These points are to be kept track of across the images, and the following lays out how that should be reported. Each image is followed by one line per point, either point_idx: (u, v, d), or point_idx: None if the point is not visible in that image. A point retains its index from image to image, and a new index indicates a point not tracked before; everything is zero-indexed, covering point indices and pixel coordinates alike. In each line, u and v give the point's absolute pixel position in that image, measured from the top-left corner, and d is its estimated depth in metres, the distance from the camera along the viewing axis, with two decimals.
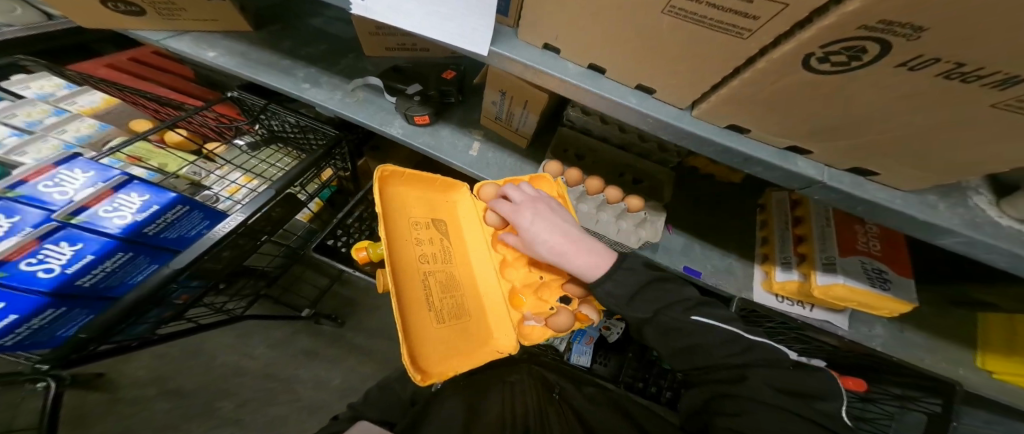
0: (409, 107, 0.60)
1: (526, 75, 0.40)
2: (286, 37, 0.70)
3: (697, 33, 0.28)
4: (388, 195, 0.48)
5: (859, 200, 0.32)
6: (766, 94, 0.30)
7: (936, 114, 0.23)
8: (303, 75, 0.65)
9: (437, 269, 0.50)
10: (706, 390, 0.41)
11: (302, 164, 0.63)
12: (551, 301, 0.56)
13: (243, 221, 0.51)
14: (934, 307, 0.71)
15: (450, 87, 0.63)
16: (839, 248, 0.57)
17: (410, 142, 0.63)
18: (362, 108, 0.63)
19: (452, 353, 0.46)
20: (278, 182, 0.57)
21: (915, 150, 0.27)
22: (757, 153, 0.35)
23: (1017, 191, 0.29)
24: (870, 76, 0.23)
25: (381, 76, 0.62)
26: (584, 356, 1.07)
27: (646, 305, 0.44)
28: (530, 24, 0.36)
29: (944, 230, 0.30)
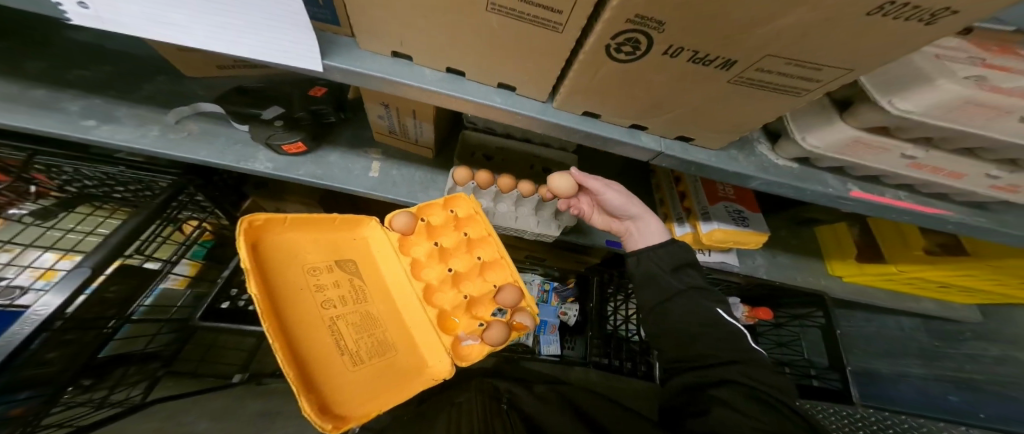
0: (272, 135, 0.54)
1: (382, 85, 0.38)
2: (41, 60, 0.57)
3: (523, 32, 0.29)
4: (268, 248, 0.43)
5: (689, 163, 0.37)
6: (595, 84, 0.32)
7: (704, 91, 0.28)
8: (78, 109, 0.52)
9: (347, 312, 0.46)
10: (697, 374, 0.47)
11: (133, 221, 0.52)
12: (484, 316, 0.55)
13: (62, 305, 0.41)
14: (789, 230, 0.87)
15: (324, 105, 0.58)
16: (708, 199, 0.67)
17: (287, 175, 0.57)
18: (203, 144, 0.55)
19: (377, 393, 0.42)
20: (92, 255, 0.46)
21: (705, 120, 0.32)
22: (611, 134, 0.39)
23: (780, 138, 0.39)
24: (652, 64, 0.26)
25: (221, 101, 0.54)
26: (552, 345, 1.10)
27: (682, 278, 0.53)
28: (366, 32, 0.34)
29: (747, 176, 0.37)
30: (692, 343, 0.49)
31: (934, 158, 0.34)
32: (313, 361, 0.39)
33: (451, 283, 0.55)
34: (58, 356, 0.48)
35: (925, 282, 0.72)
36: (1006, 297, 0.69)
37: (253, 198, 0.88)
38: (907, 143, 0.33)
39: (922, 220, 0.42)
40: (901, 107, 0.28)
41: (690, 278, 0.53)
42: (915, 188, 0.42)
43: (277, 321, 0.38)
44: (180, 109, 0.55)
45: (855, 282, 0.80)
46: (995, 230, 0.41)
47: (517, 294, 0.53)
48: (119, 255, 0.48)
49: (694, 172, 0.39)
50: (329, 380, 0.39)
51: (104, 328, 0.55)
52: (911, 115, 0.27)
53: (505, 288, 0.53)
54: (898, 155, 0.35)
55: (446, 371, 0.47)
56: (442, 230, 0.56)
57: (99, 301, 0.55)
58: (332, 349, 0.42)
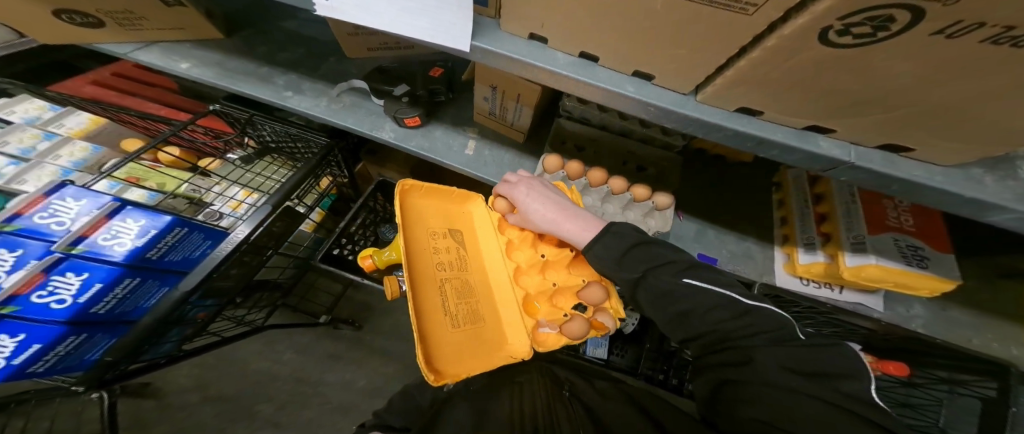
0: (398, 110, 0.59)
1: (513, 68, 0.37)
2: (259, 41, 0.71)
3: (701, 13, 0.24)
4: (406, 206, 0.50)
5: (891, 180, 0.29)
6: (775, 74, 0.26)
7: (976, 84, 0.20)
8: (283, 82, 0.65)
9: (452, 276, 0.50)
10: (718, 368, 0.37)
11: (300, 173, 0.64)
12: (565, 308, 0.54)
13: (246, 236, 0.53)
14: (978, 280, 0.66)
15: (438, 85, 0.61)
16: (868, 226, 0.53)
17: (403, 146, 0.62)
18: (351, 114, 0.63)
19: (465, 357, 0.45)
20: (275, 195, 0.59)
21: (954, 123, 0.24)
22: (774, 136, 0.32)
23: None
24: (898, 48, 0.20)
25: (365, 79, 0.60)
26: (599, 348, 1.05)
27: (636, 264, 0.42)
28: (514, 14, 0.34)
29: (993, 206, 0.27)
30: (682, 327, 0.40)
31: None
32: (425, 313, 0.44)
33: (539, 269, 0.54)
34: (236, 273, 0.63)
35: None
36: None
37: (364, 162, 1.04)
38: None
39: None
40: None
41: (651, 258, 0.42)
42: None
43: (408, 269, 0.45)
44: (342, 84, 0.63)
45: None
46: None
47: (603, 293, 0.51)
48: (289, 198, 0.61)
49: (888, 191, 0.31)
50: (435, 334, 0.43)
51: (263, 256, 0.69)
52: None
53: (591, 286, 0.51)
54: None
55: (525, 352, 0.48)
56: None
57: (268, 233, 0.67)
58: (439, 306, 0.46)
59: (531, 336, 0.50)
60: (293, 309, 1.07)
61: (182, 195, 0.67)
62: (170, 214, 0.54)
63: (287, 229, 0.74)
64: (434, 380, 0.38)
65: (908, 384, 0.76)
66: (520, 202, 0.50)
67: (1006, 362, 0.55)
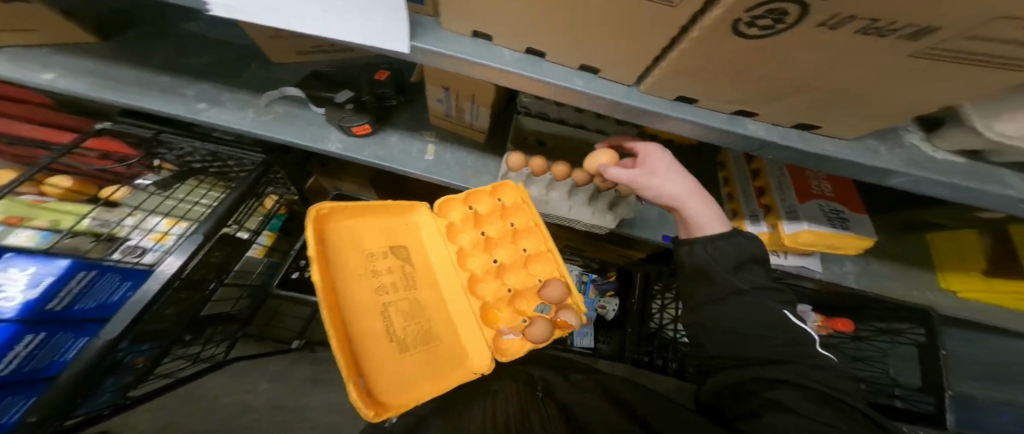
0: (344, 117, 0.53)
1: (456, 68, 0.36)
2: (165, 48, 0.64)
3: (629, 8, 0.25)
4: (329, 233, 0.50)
5: (810, 156, 0.32)
6: (703, 65, 0.28)
7: (861, 68, 0.22)
8: (193, 93, 0.59)
9: (397, 299, 0.51)
10: (745, 372, 0.41)
11: (234, 193, 0.59)
12: (526, 311, 0.57)
13: (180, 268, 0.48)
14: (889, 236, 0.75)
15: (388, 88, 0.55)
16: (797, 195, 0.59)
17: (354, 157, 0.57)
18: (286, 125, 0.57)
19: (417, 380, 0.46)
20: (205, 223, 0.54)
21: (853, 102, 0.26)
22: (708, 122, 0.34)
23: (944, 125, 0.30)
24: (796, 39, 0.22)
25: (300, 86, 0.56)
26: (585, 338, 1.11)
27: (742, 278, 0.44)
28: (451, 11, 0.32)
29: (889, 171, 0.30)
30: (739, 342, 0.42)
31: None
32: (364, 342, 0.45)
33: (494, 275, 0.57)
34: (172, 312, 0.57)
35: None
36: None
37: (316, 176, 0.98)
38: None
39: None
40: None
41: (754, 279, 0.45)
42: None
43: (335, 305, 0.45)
44: (270, 92, 0.57)
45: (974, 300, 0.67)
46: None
47: (563, 289, 0.53)
48: (223, 224, 0.55)
49: (809, 165, 0.34)
50: (377, 365, 0.44)
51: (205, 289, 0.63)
52: None
53: (551, 284, 0.53)
54: None
55: (486, 367, 0.49)
56: (488, 219, 0.58)
57: (205, 264, 0.61)
58: (382, 333, 0.47)
59: (493, 347, 0.52)
60: (257, 340, 0.99)
61: (84, 232, 0.59)
62: (67, 257, 0.47)
63: (226, 259, 0.67)
64: (372, 415, 0.39)
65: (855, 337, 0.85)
66: (661, 164, 0.48)
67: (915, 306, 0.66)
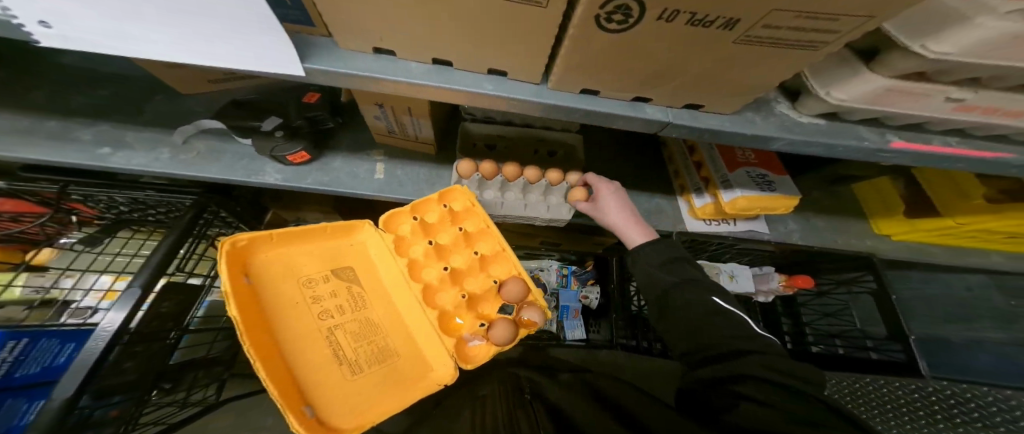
0: (275, 147, 0.51)
1: (365, 86, 0.35)
2: (40, 86, 0.58)
3: (512, 16, 0.26)
4: (262, 268, 0.50)
5: (702, 131, 0.35)
6: (590, 59, 0.30)
7: (710, 51, 0.25)
8: (91, 136, 0.53)
9: (345, 321, 0.51)
10: (723, 368, 0.41)
11: (172, 235, 0.59)
12: (488, 314, 0.58)
13: (123, 323, 0.47)
14: (820, 191, 0.79)
15: (320, 111, 0.54)
16: (727, 165, 0.63)
17: (295, 185, 0.56)
18: (212, 162, 0.55)
19: (371, 399, 0.47)
20: (139, 275, 0.52)
21: (719, 82, 0.29)
22: (611, 110, 0.36)
23: (802, 93, 0.34)
24: (650, 30, 0.24)
25: (219, 118, 0.53)
26: (577, 330, 1.11)
27: (670, 271, 0.51)
28: (342, 30, 0.31)
29: (769, 138, 0.34)
30: (694, 334, 0.45)
31: (986, 99, 0.28)
32: (310, 370, 0.47)
33: (451, 282, 0.59)
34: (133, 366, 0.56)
35: (992, 234, 0.62)
36: None
37: (273, 209, 0.99)
38: (954, 86, 0.28)
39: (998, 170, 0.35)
40: (936, 51, 0.23)
41: (683, 271, 0.52)
42: (979, 138, 0.35)
43: (271, 338, 0.46)
44: (184, 128, 0.54)
45: (904, 241, 0.73)
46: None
47: (521, 287, 0.55)
48: (163, 272, 0.55)
49: (708, 140, 0.37)
50: (326, 390, 0.46)
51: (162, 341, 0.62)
52: (948, 58, 0.23)
53: (510, 283, 0.55)
54: (940, 99, 0.29)
55: (449, 376, 0.50)
56: (439, 228, 0.60)
57: (155, 316, 0.62)
58: (331, 358, 0.48)
59: (454, 354, 0.53)
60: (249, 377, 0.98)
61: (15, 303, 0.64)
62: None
63: (177, 309, 0.67)
64: None
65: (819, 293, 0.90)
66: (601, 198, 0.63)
67: (857, 254, 0.70)
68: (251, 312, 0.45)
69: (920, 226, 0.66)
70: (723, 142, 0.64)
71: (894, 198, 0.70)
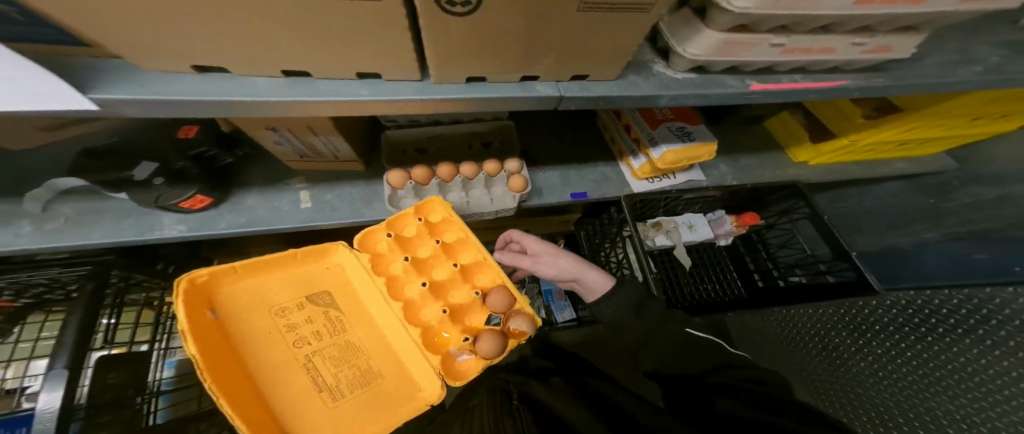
0: (159, 196, 0.46)
1: (193, 114, 0.27)
2: None
3: (348, 13, 0.21)
4: (231, 300, 0.48)
5: (594, 100, 0.35)
6: (458, 46, 0.26)
7: (563, 17, 0.24)
8: None
9: (323, 346, 0.49)
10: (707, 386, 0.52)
11: (79, 316, 0.50)
12: (476, 325, 0.56)
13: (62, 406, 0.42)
14: (741, 131, 0.83)
15: (204, 146, 0.49)
16: (649, 125, 0.65)
17: (203, 233, 0.51)
18: (96, 225, 0.49)
19: (355, 425, 0.45)
20: (61, 357, 0.46)
21: (585, 48, 0.29)
22: (507, 95, 0.33)
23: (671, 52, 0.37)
24: (498, 6, 0.22)
25: (78, 173, 0.47)
26: (567, 311, 1.12)
27: (645, 314, 0.61)
28: (130, 50, 0.22)
29: (653, 97, 0.36)
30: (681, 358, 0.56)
31: (801, 40, 0.31)
32: (289, 400, 0.45)
33: (435, 298, 0.55)
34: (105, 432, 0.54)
35: (885, 144, 0.69)
36: (956, 133, 0.69)
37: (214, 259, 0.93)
38: (772, 33, 0.30)
39: (873, 92, 0.37)
40: (737, 6, 0.25)
41: (652, 311, 0.62)
42: (842, 69, 0.37)
43: (242, 373, 0.43)
44: (38, 192, 0.47)
45: (821, 165, 0.79)
46: (957, 78, 0.36)
47: (505, 297, 0.53)
48: (86, 349, 0.48)
49: (602, 107, 0.37)
50: (305, 420, 0.44)
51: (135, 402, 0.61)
52: (748, 13, 0.24)
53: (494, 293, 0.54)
54: (766, 46, 0.32)
55: (436, 396, 0.48)
56: (418, 242, 0.57)
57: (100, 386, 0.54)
58: (310, 386, 0.46)
59: (442, 370, 0.51)
60: None
61: None
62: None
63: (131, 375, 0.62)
64: None
65: (768, 227, 0.93)
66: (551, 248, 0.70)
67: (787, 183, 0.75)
68: (217, 348, 0.43)
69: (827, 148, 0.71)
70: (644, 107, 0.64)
71: (798, 129, 0.77)
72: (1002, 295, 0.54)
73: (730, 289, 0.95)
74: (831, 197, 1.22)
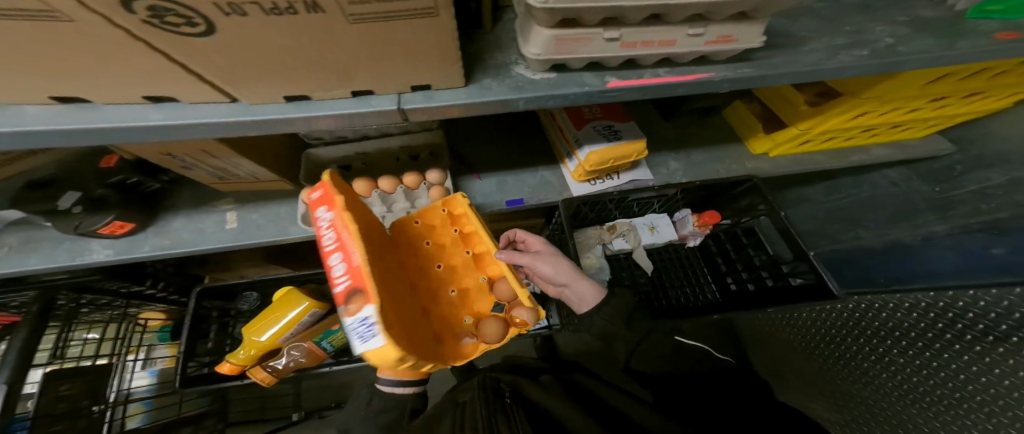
0: (79, 224, 0.49)
1: None
2: None
3: (56, 34, 0.18)
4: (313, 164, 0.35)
5: (442, 109, 0.33)
6: (236, 64, 0.23)
7: (350, 29, 0.22)
8: None
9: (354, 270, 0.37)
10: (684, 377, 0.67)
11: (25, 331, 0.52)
12: (478, 311, 0.55)
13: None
14: (695, 126, 0.79)
15: (122, 174, 0.52)
16: (575, 126, 0.62)
17: (128, 256, 0.54)
18: (30, 252, 0.52)
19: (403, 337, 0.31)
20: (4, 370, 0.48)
21: (399, 58, 0.27)
22: (336, 112, 0.30)
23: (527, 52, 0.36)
24: (248, 26, 0.19)
25: (13, 205, 0.50)
26: None
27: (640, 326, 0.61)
28: None
29: (508, 100, 0.35)
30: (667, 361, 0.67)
31: (633, 33, 0.31)
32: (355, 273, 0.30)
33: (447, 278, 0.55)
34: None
35: (846, 130, 0.63)
36: (930, 112, 0.61)
37: None
38: (603, 27, 0.31)
39: (748, 82, 0.36)
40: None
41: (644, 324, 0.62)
42: (712, 60, 0.35)
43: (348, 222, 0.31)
44: None
45: (782, 156, 0.72)
46: (842, 62, 0.34)
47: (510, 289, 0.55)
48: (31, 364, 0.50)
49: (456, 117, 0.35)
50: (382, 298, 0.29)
51: (91, 413, 0.59)
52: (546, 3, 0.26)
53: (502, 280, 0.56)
54: (602, 40, 0.32)
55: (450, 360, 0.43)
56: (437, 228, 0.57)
57: (56, 398, 0.54)
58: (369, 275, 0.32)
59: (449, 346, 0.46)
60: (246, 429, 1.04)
61: None
62: None
63: (86, 387, 0.59)
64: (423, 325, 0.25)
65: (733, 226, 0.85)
66: (547, 250, 0.62)
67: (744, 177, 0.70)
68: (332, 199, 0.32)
69: (783, 138, 0.66)
70: (568, 106, 0.63)
71: (750, 121, 0.72)
72: (987, 299, 0.52)
73: (701, 293, 0.86)
74: (827, 187, 1.12)
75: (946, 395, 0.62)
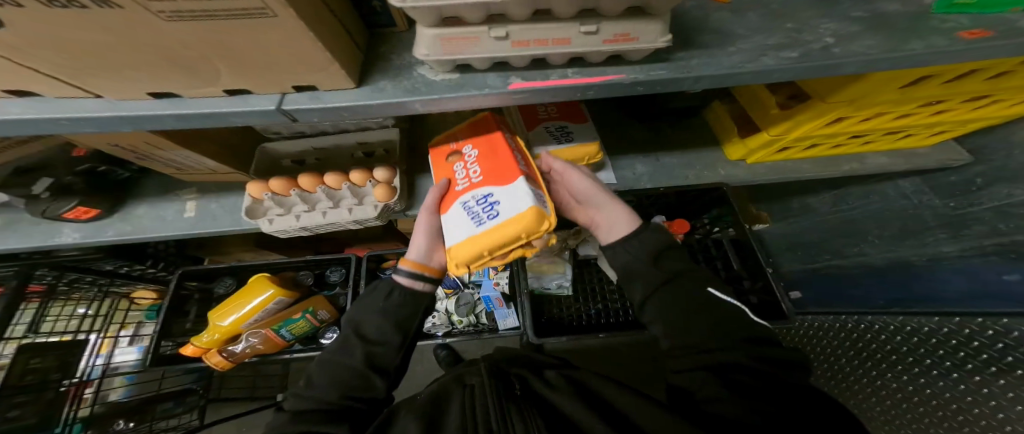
0: (46, 208, 0.53)
1: None
2: None
3: None
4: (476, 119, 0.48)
5: (332, 111, 0.32)
6: (70, 57, 0.24)
7: (176, 29, 0.22)
8: None
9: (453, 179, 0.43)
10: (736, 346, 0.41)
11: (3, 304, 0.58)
12: None
13: None
14: (670, 127, 0.74)
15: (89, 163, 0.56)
16: (526, 126, 0.61)
17: (94, 239, 0.58)
18: (10, 232, 0.57)
19: None
20: None
21: (257, 60, 0.26)
22: (204, 109, 0.30)
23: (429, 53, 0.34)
24: (44, 19, 0.20)
25: None
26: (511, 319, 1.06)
27: (661, 268, 0.47)
28: None
29: (402, 103, 0.33)
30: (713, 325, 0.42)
31: (520, 31, 0.29)
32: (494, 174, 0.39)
33: None
34: (22, 414, 0.61)
35: (828, 136, 0.56)
36: (927, 118, 0.54)
37: None
38: (488, 24, 0.28)
39: (662, 85, 0.33)
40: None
41: (672, 263, 0.48)
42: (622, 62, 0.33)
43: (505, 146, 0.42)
44: None
45: (760, 163, 0.67)
46: (762, 65, 0.31)
47: None
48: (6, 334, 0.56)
49: (352, 117, 0.34)
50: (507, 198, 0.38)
51: (58, 386, 0.66)
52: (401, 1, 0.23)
53: None
54: (490, 39, 0.29)
55: None
56: None
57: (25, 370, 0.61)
58: None
59: None
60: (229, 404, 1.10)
61: None
62: None
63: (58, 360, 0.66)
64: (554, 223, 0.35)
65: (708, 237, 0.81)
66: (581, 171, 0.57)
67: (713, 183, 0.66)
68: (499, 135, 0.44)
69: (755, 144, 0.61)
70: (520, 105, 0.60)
71: (725, 124, 0.67)
72: (995, 327, 0.46)
73: None
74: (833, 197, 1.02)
75: (935, 423, 0.55)
